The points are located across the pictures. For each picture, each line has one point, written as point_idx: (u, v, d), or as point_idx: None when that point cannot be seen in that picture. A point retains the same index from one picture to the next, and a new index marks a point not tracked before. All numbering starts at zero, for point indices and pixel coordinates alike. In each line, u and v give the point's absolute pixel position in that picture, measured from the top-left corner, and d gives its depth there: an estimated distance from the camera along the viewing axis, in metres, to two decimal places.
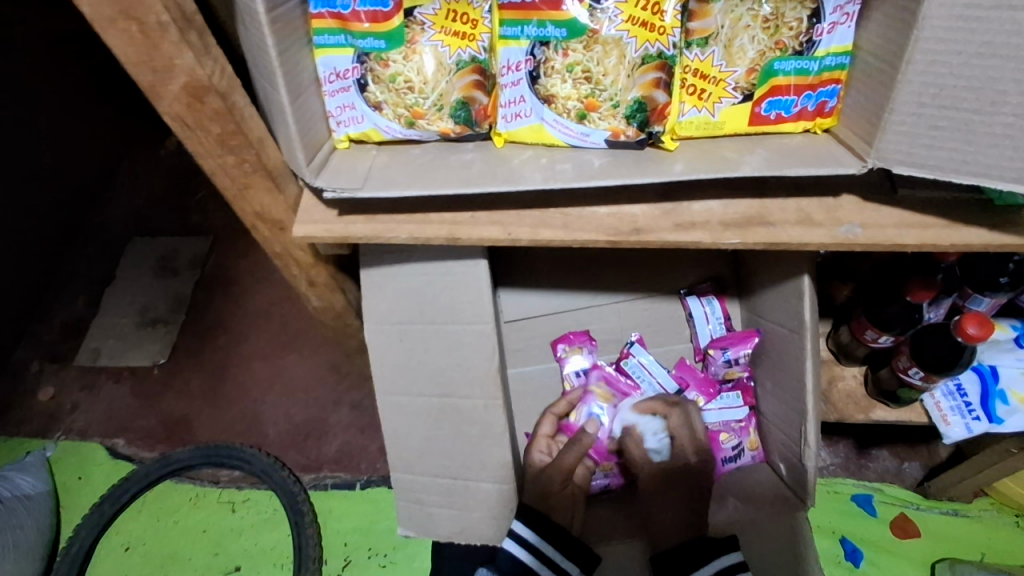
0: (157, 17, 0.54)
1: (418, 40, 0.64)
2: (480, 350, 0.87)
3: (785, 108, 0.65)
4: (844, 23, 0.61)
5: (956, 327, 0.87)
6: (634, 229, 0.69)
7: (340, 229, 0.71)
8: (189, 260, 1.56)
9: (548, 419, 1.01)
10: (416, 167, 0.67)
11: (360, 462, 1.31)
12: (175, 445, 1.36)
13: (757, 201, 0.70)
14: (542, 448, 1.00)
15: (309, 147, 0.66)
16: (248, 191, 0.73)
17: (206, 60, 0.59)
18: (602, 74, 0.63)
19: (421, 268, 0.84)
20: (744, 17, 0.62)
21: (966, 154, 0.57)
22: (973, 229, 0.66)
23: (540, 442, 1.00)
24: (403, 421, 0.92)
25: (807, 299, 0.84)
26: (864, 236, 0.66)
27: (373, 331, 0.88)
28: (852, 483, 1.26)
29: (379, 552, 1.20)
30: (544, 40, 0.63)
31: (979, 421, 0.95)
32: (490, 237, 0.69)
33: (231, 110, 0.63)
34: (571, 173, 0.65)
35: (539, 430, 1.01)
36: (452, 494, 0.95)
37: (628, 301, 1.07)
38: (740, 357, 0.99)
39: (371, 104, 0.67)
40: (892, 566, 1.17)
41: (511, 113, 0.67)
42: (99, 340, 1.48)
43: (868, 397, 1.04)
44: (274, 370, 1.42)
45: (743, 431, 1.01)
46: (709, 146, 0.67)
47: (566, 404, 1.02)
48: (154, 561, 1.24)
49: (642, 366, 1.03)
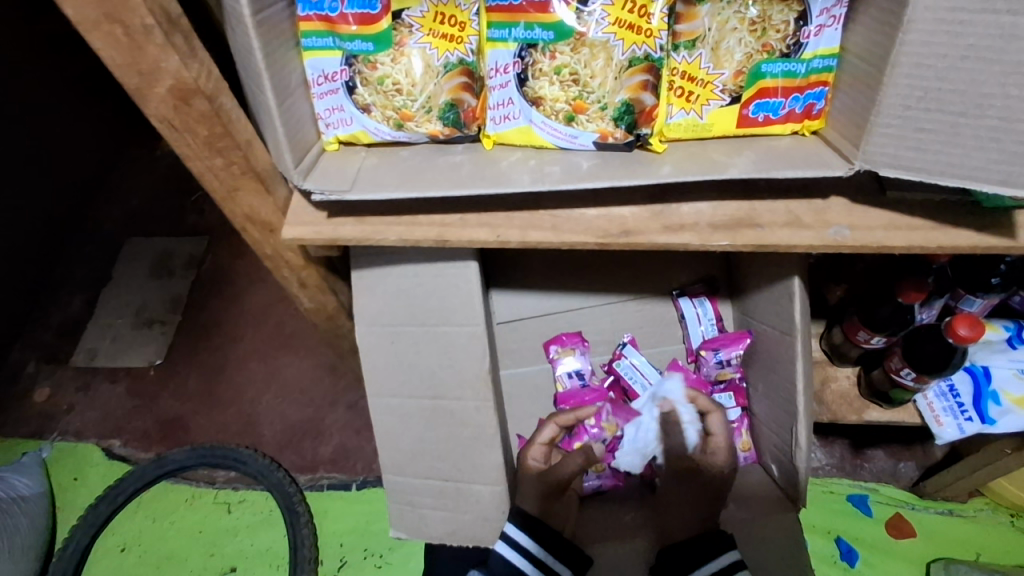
0: (142, 20, 0.54)
1: (406, 42, 0.64)
2: (472, 351, 0.87)
3: (773, 109, 0.65)
4: (831, 25, 0.61)
5: (947, 329, 0.87)
6: (624, 230, 0.69)
7: (330, 231, 0.71)
8: (185, 261, 1.56)
9: (549, 425, 0.99)
10: (405, 169, 0.67)
11: (355, 463, 1.31)
12: (170, 446, 1.36)
13: (745, 203, 0.70)
14: (537, 454, 0.98)
15: (297, 149, 0.66)
16: (238, 193, 0.73)
17: (192, 63, 0.59)
18: (589, 77, 0.63)
19: (413, 269, 0.84)
20: (731, 20, 0.62)
21: (952, 156, 0.57)
22: (962, 231, 0.66)
23: (536, 449, 0.99)
24: (395, 422, 0.92)
25: (799, 301, 0.85)
26: (853, 238, 0.66)
27: (365, 333, 0.88)
28: (847, 483, 1.26)
29: (375, 553, 1.21)
30: (531, 42, 0.63)
31: (972, 422, 0.95)
32: (480, 239, 0.70)
33: (218, 112, 0.63)
34: (560, 175, 0.65)
35: (538, 436, 0.99)
36: (445, 495, 0.95)
37: (621, 302, 1.07)
38: (733, 358, 1.00)
39: (359, 106, 0.67)
40: (888, 566, 1.17)
41: (500, 114, 0.67)
42: (95, 341, 1.48)
43: (861, 398, 1.04)
44: (269, 370, 1.42)
45: (736, 431, 1.02)
46: (698, 147, 0.67)
47: (574, 416, 0.99)
48: (150, 561, 1.24)
49: (634, 367, 1.03)
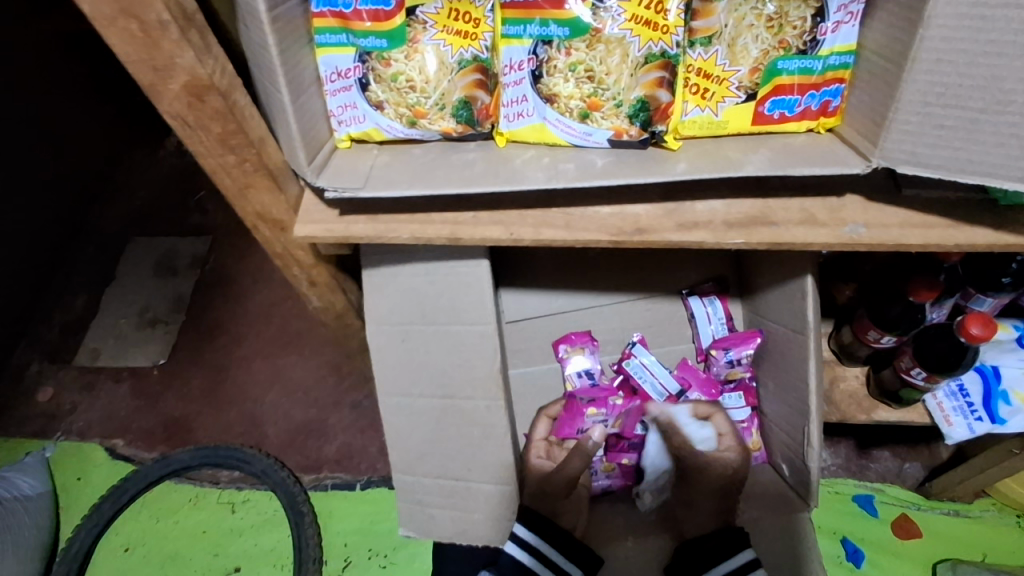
0: (158, 16, 0.54)
1: (420, 39, 0.64)
2: (482, 350, 0.86)
3: (789, 107, 0.65)
4: (848, 22, 0.61)
5: (959, 328, 0.87)
6: (637, 229, 0.68)
7: (341, 229, 0.71)
8: (189, 260, 1.56)
9: (541, 420, 1.02)
10: (417, 167, 0.67)
11: (361, 463, 1.31)
12: (175, 446, 1.36)
13: (759, 201, 0.69)
14: (540, 451, 1.00)
15: (310, 146, 0.66)
16: (249, 191, 0.73)
17: (206, 59, 0.59)
18: (605, 74, 0.63)
19: (422, 268, 0.83)
20: (748, 16, 0.61)
21: (972, 154, 0.56)
22: (977, 229, 0.65)
23: (539, 446, 1.00)
24: (404, 421, 0.92)
25: (810, 300, 0.84)
26: (868, 236, 0.66)
27: (374, 332, 0.88)
28: (854, 483, 1.25)
29: (380, 553, 1.20)
30: (547, 38, 0.63)
31: (982, 421, 0.95)
32: (493, 237, 0.69)
33: (232, 109, 0.63)
34: (574, 173, 0.65)
35: (534, 433, 1.02)
36: (453, 495, 0.95)
37: (630, 302, 1.07)
38: (743, 358, 0.99)
39: (372, 103, 0.66)
40: (894, 566, 1.17)
41: (513, 112, 0.67)
42: (99, 341, 1.48)
43: (870, 398, 1.04)
44: (275, 370, 1.42)
45: (747, 431, 1.01)
46: (712, 145, 0.66)
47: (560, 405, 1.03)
48: (154, 561, 1.23)
49: (644, 367, 1.02)
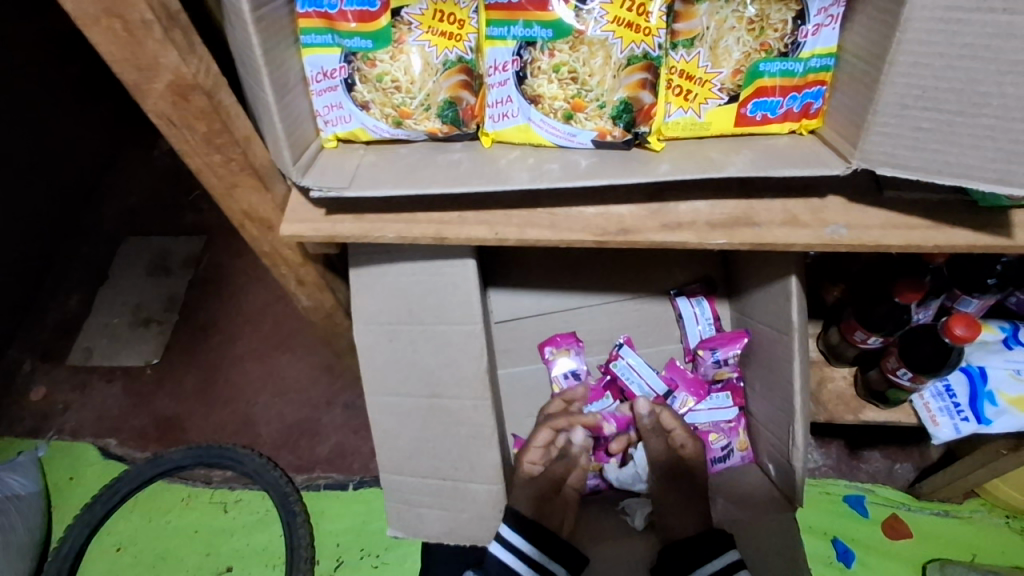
0: (141, 16, 0.54)
1: (405, 40, 0.64)
2: (469, 350, 0.87)
3: (771, 108, 0.65)
4: (829, 24, 0.62)
5: (944, 329, 0.87)
6: (622, 229, 0.69)
7: (327, 228, 0.71)
8: (182, 259, 1.56)
9: (544, 429, 0.99)
10: (402, 167, 0.67)
11: (353, 463, 1.31)
12: (166, 445, 1.36)
13: (743, 202, 0.70)
14: (534, 458, 0.99)
15: (295, 146, 0.66)
16: (236, 190, 0.73)
17: (191, 59, 0.59)
18: (588, 75, 0.63)
19: (410, 267, 0.84)
20: (729, 19, 0.62)
21: (949, 156, 0.57)
22: (958, 229, 0.66)
23: (534, 452, 0.99)
24: (393, 420, 0.92)
25: (795, 300, 0.85)
26: (849, 237, 0.66)
27: (363, 332, 0.88)
28: (844, 483, 1.26)
29: (372, 552, 1.20)
30: (530, 40, 0.63)
31: (967, 421, 0.94)
32: (479, 236, 0.70)
33: (217, 109, 0.64)
34: (558, 173, 0.65)
35: (534, 439, 0.99)
36: (442, 494, 0.95)
37: (618, 302, 1.08)
38: (730, 358, 1.00)
39: (358, 103, 0.67)
40: (884, 566, 1.17)
41: (498, 112, 0.67)
42: (92, 340, 1.48)
43: (857, 398, 1.04)
44: (267, 369, 1.42)
45: (733, 431, 1.02)
46: (695, 146, 0.67)
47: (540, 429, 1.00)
48: (146, 561, 1.24)
49: (630, 367, 1.03)
